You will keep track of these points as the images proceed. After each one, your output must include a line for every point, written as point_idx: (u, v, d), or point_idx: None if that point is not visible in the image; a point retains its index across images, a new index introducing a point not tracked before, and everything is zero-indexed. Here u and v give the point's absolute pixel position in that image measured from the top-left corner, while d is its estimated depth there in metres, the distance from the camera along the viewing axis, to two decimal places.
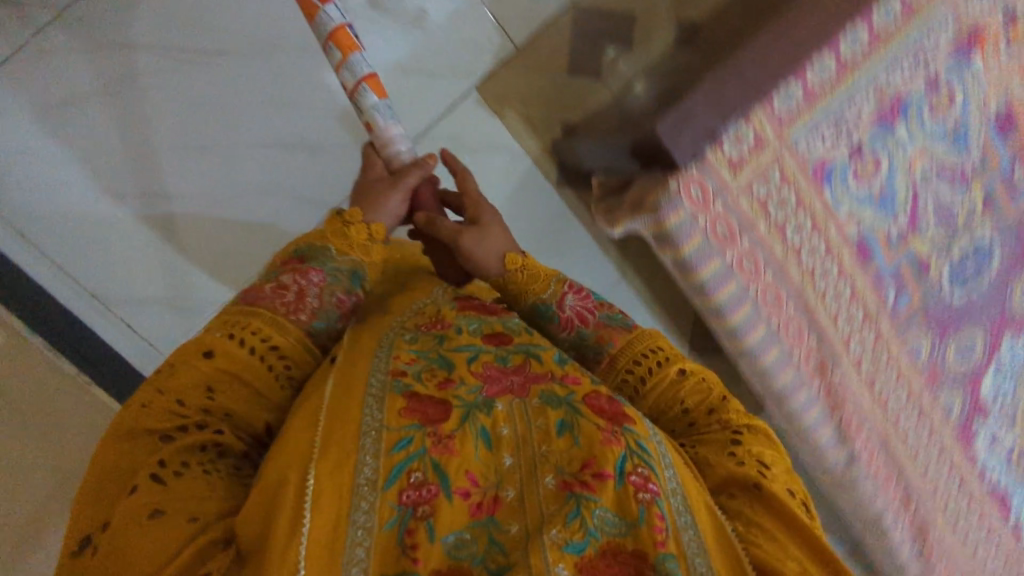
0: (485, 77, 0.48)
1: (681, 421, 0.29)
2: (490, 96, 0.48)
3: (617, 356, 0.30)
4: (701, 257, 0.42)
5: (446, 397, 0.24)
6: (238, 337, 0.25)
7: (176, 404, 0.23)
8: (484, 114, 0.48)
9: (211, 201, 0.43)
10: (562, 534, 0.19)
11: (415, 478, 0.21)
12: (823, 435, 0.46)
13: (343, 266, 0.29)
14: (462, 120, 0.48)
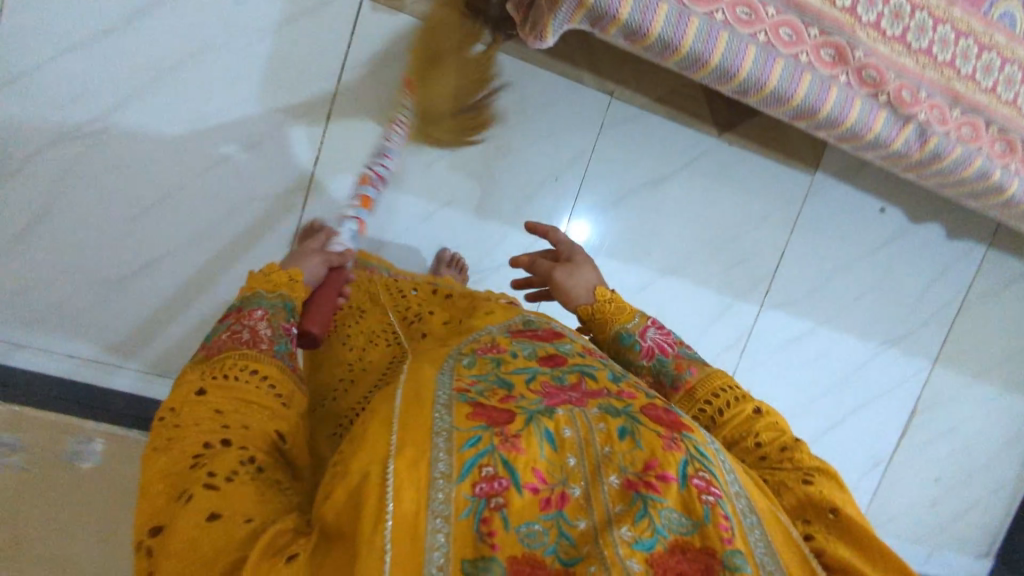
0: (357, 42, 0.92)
1: (756, 451, 0.49)
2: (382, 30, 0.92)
3: (701, 391, 0.53)
4: (687, 26, 0.69)
5: (513, 407, 0.42)
6: (226, 376, 0.44)
7: (202, 435, 0.40)
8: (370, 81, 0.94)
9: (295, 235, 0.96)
10: (634, 533, 0.36)
11: (487, 472, 0.37)
12: (876, 125, 0.81)
13: (276, 301, 0.53)
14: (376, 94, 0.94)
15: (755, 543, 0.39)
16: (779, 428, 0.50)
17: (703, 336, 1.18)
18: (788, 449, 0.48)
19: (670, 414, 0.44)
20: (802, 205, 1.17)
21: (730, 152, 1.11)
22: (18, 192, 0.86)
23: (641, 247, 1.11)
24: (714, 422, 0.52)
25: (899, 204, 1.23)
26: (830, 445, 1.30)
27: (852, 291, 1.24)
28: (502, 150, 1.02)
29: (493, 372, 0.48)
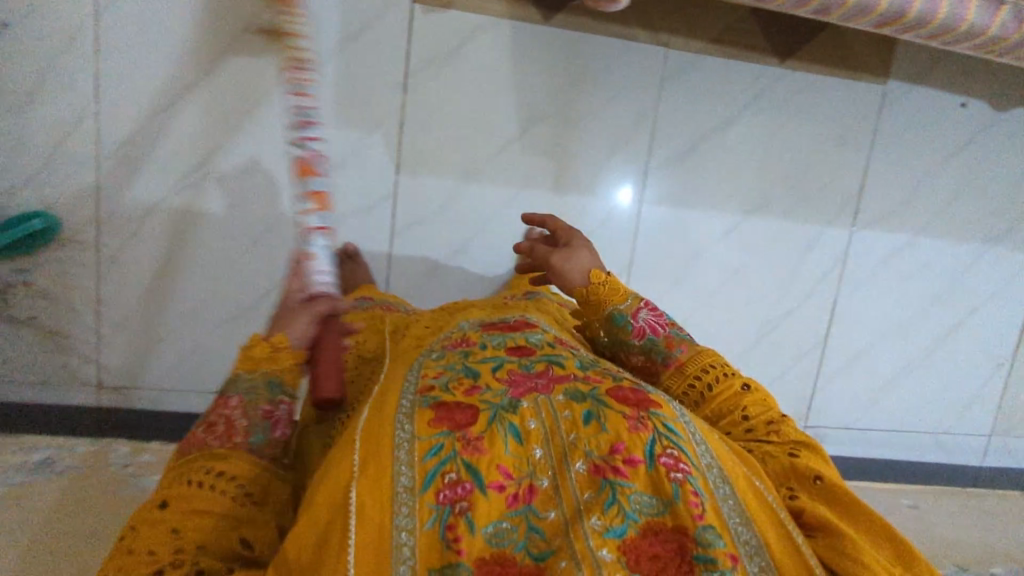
0: (413, 50, 0.93)
1: (744, 425, 0.56)
2: (433, 34, 0.93)
3: (689, 367, 0.61)
4: None
5: (474, 406, 0.50)
6: (191, 482, 0.49)
7: (158, 541, 0.47)
8: (431, 85, 0.95)
9: (386, 245, 1.01)
10: (603, 523, 0.43)
11: (449, 479, 0.45)
12: (973, 12, 0.73)
13: (258, 381, 0.55)
14: (438, 97, 0.96)
15: (729, 514, 0.44)
16: (766, 403, 0.57)
17: (798, 270, 1.13)
18: (774, 423, 0.56)
19: (638, 393, 0.50)
20: (877, 118, 1.09)
21: (796, 78, 1.05)
22: (141, 255, 0.92)
23: (717, 193, 1.07)
24: (703, 397, 0.59)
25: (980, 92, 1.12)
26: (946, 354, 1.23)
27: (944, 197, 1.15)
28: (566, 124, 1.00)
29: (460, 362, 0.56)
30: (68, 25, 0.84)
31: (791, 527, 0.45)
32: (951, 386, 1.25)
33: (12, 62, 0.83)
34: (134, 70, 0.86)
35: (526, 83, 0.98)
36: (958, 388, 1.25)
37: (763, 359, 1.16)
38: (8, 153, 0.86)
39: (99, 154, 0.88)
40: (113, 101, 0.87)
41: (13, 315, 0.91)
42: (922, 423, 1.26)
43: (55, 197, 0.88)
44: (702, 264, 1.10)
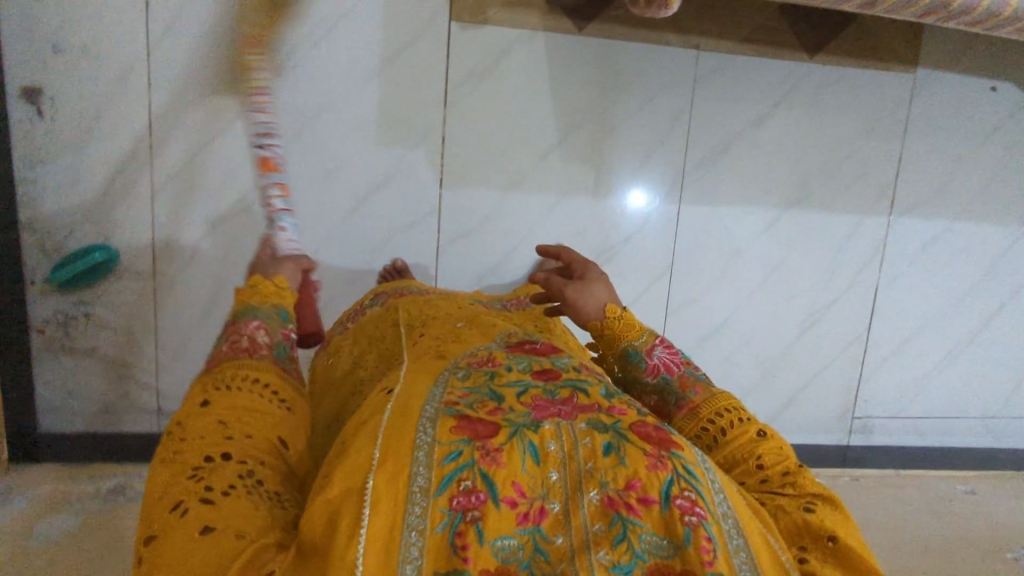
0: (451, 68, 0.95)
1: (758, 474, 0.52)
2: (470, 51, 0.95)
3: (701, 408, 0.56)
4: None
5: (497, 421, 0.45)
6: (233, 386, 0.46)
7: (205, 439, 0.43)
8: (470, 102, 0.96)
9: (431, 262, 1.01)
10: (610, 558, 0.39)
11: (465, 485, 0.41)
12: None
13: (268, 311, 0.54)
14: (477, 113, 0.97)
15: (739, 566, 0.40)
16: (782, 452, 0.52)
17: (838, 263, 1.10)
18: (790, 475, 0.51)
19: (661, 431, 0.46)
20: (908, 106, 1.06)
21: (824, 71, 1.03)
22: (193, 281, 0.95)
23: (752, 189, 1.05)
24: (717, 442, 0.54)
25: (1011, 76, 1.09)
26: (989, 342, 1.18)
27: (978, 180, 1.11)
28: (602, 130, 1.00)
29: (485, 386, 0.51)
30: (120, 64, 0.88)
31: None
32: (997, 373, 1.20)
33: (69, 103, 0.88)
34: (183, 106, 0.90)
35: (563, 93, 0.98)
36: (1004, 376, 1.20)
37: (806, 355, 1.13)
38: (68, 189, 0.90)
39: (152, 185, 0.92)
40: (163, 134, 0.91)
41: (76, 346, 0.95)
42: (970, 410, 1.21)
43: (111, 229, 0.92)
44: (742, 263, 1.08)
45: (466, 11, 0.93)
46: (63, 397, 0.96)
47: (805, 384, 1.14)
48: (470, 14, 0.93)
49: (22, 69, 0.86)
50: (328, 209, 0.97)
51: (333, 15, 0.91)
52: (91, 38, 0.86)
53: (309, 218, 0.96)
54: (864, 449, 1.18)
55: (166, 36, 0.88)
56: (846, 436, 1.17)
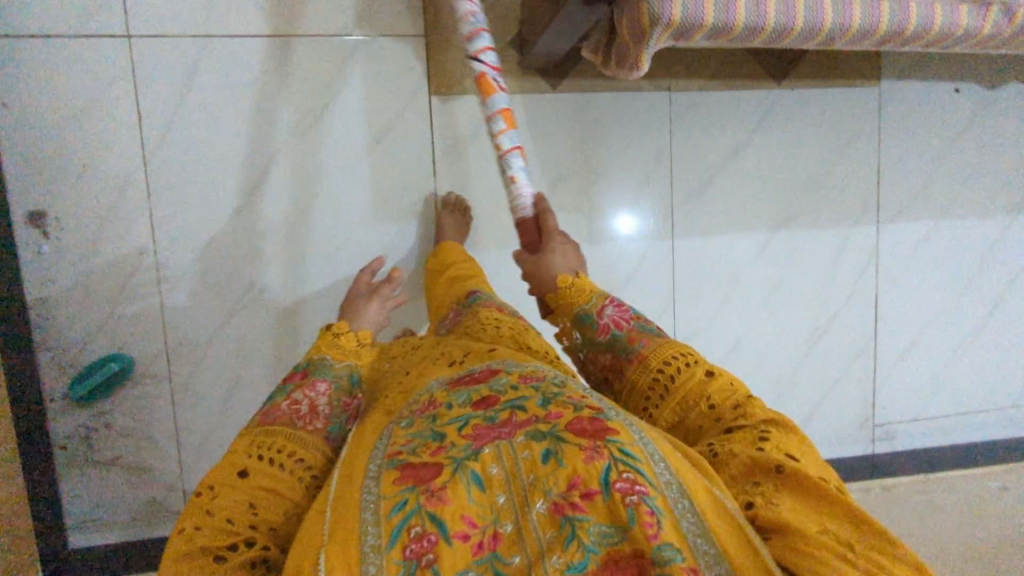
0: (436, 140, 0.98)
1: (712, 415, 0.56)
2: (452, 122, 0.98)
3: (648, 357, 0.62)
4: (758, 15, 0.64)
5: (440, 459, 0.46)
6: (268, 460, 0.53)
7: (228, 521, 0.48)
8: (458, 169, 1.00)
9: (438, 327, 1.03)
10: (563, 560, 0.39)
11: (415, 532, 0.41)
12: (993, 18, 0.69)
13: (341, 372, 0.66)
14: (466, 179, 1.00)
15: (691, 535, 0.41)
16: (730, 388, 0.57)
17: (834, 276, 1.12)
18: (740, 406, 0.55)
19: (595, 422, 0.47)
20: (878, 117, 1.09)
21: (790, 96, 1.06)
22: (210, 377, 0.97)
23: (740, 215, 1.08)
24: (666, 390, 0.60)
25: (970, 76, 1.12)
26: (994, 334, 1.19)
27: (957, 177, 1.13)
28: (587, 179, 1.03)
29: (428, 430, 0.51)
30: (119, 177, 0.91)
31: (749, 530, 0.42)
32: (1007, 362, 1.20)
33: (73, 220, 0.91)
34: (184, 211, 0.94)
35: (547, 149, 1.01)
36: (1014, 363, 1.21)
37: (818, 371, 1.14)
38: (78, 304, 0.92)
39: (160, 290, 0.94)
40: (168, 237, 0.94)
41: (99, 458, 0.96)
42: (986, 403, 1.21)
43: (124, 338, 0.94)
44: (741, 287, 1.10)
45: (444, 86, 0.97)
46: (90, 510, 0.96)
47: (824, 398, 1.14)
48: (448, 88, 0.97)
49: (26, 195, 0.89)
50: (333, 290, 0.99)
51: (318, 105, 0.95)
52: (90, 156, 0.90)
53: (316, 301, 0.99)
54: (889, 455, 1.18)
55: (162, 146, 0.92)
56: (870, 445, 1.17)
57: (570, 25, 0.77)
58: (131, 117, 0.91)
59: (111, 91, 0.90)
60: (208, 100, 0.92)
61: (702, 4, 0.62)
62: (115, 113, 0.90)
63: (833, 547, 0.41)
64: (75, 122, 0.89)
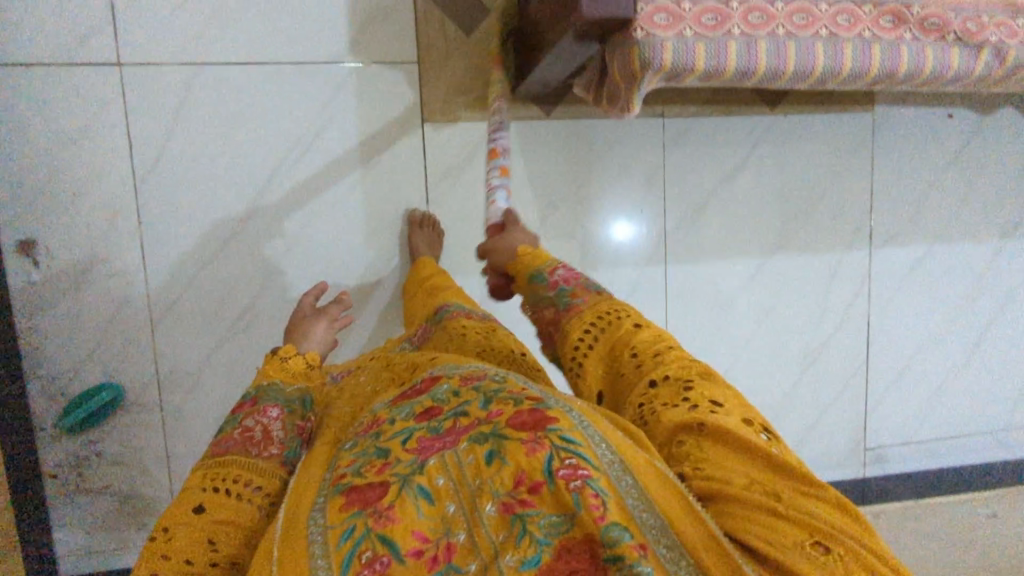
0: (429, 167, 0.98)
1: (633, 359, 0.55)
2: (445, 149, 0.98)
3: (586, 312, 0.62)
4: (751, 59, 0.64)
5: (385, 476, 0.44)
6: (222, 492, 0.53)
7: (185, 562, 0.49)
8: (450, 196, 0.99)
9: None
10: (517, 558, 0.38)
11: (366, 555, 0.39)
12: (985, 61, 0.69)
13: (292, 393, 0.65)
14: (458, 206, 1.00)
15: (640, 514, 0.39)
16: (654, 338, 0.56)
17: (827, 300, 1.12)
18: (660, 354, 0.54)
19: (536, 413, 0.44)
20: (872, 142, 1.09)
21: (784, 121, 1.06)
22: (203, 405, 0.97)
23: (733, 240, 1.08)
24: (595, 341, 0.59)
25: (964, 101, 1.12)
26: (986, 356, 1.20)
27: (950, 201, 1.13)
28: (581, 206, 1.03)
29: (371, 446, 0.49)
30: (110, 207, 0.91)
31: (689, 496, 0.40)
32: (999, 384, 1.21)
33: (64, 250, 0.90)
34: (175, 240, 0.93)
35: (539, 175, 1.01)
36: (1005, 385, 1.21)
37: (812, 395, 1.14)
38: (69, 334, 0.92)
39: (151, 318, 0.94)
40: (160, 266, 0.93)
41: (91, 486, 0.95)
42: (977, 424, 1.22)
43: (115, 366, 0.94)
44: (734, 312, 1.10)
45: (436, 113, 0.97)
46: (81, 538, 0.96)
47: (816, 422, 1.15)
48: (440, 115, 0.97)
49: (17, 225, 0.89)
50: None
51: (310, 133, 0.95)
52: (81, 185, 0.90)
53: None
54: (881, 478, 1.19)
55: (153, 175, 0.92)
56: (861, 468, 1.18)
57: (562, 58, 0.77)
58: (122, 146, 0.91)
59: (102, 121, 0.90)
60: (200, 129, 0.92)
61: (692, 50, 0.62)
62: (106, 143, 0.90)
63: (758, 503, 0.39)
64: (66, 151, 0.89)
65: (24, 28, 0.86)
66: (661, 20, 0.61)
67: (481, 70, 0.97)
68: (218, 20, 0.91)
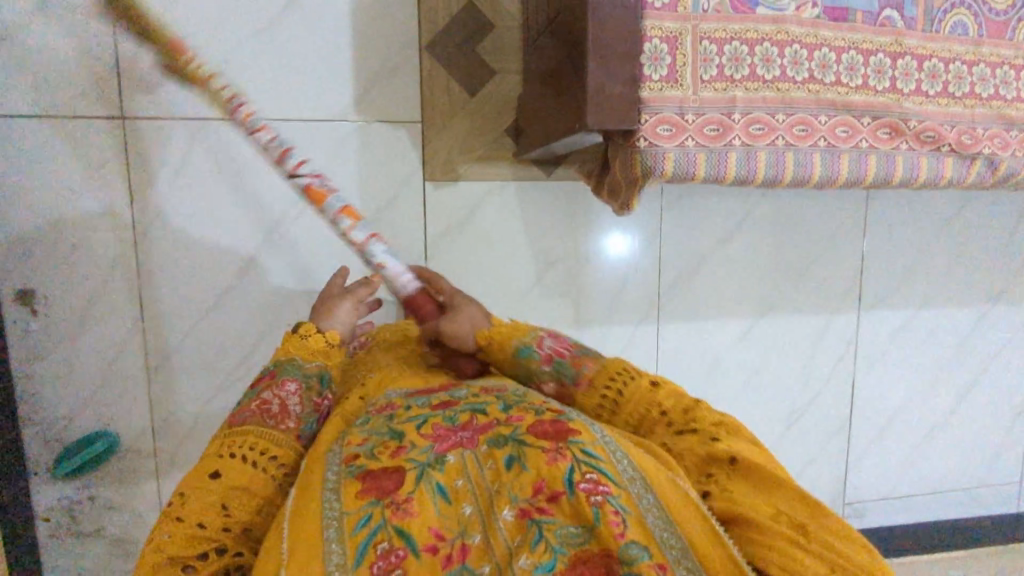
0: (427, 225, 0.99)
1: (666, 418, 0.59)
2: (443, 208, 0.99)
3: (595, 377, 0.65)
4: (750, 166, 0.65)
5: (403, 466, 0.47)
6: (238, 458, 0.54)
7: (199, 525, 0.50)
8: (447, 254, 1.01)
9: None
10: (533, 561, 0.41)
11: (383, 547, 0.42)
12: (976, 170, 0.72)
13: (311, 370, 0.65)
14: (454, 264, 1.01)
15: (654, 527, 0.43)
16: (675, 394, 0.61)
17: (814, 361, 1.14)
18: (689, 411, 0.59)
19: (558, 424, 0.49)
20: (865, 209, 1.11)
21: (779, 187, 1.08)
22: (196, 452, 0.99)
23: (725, 301, 1.09)
24: (616, 402, 0.63)
25: None
26: (964, 417, 1.22)
27: (938, 268, 1.16)
28: (576, 267, 1.04)
29: (386, 426, 0.53)
30: (108, 257, 0.92)
31: (710, 518, 0.45)
32: (975, 443, 1.24)
33: (62, 300, 0.91)
34: (173, 293, 0.94)
35: (536, 234, 1.02)
36: (981, 445, 1.24)
37: (793, 451, 1.17)
38: (64, 382, 0.92)
39: (147, 368, 0.95)
40: (156, 315, 0.94)
41: (82, 528, 0.97)
42: (953, 481, 1.25)
43: (109, 414, 0.95)
44: (723, 369, 1.12)
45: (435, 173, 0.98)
46: None
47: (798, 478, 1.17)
48: (439, 176, 0.98)
49: (15, 277, 0.89)
50: None
51: None
52: (79, 237, 0.90)
53: None
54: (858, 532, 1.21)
55: (154, 227, 0.92)
56: None
57: (565, 138, 0.79)
58: (122, 199, 0.91)
59: (103, 170, 0.90)
60: (201, 183, 0.93)
61: (693, 160, 0.64)
62: (107, 196, 0.90)
63: (789, 538, 0.43)
64: (65, 201, 0.89)
65: (28, 77, 0.86)
66: (665, 132, 0.62)
67: (483, 130, 0.98)
68: (224, 74, 0.91)
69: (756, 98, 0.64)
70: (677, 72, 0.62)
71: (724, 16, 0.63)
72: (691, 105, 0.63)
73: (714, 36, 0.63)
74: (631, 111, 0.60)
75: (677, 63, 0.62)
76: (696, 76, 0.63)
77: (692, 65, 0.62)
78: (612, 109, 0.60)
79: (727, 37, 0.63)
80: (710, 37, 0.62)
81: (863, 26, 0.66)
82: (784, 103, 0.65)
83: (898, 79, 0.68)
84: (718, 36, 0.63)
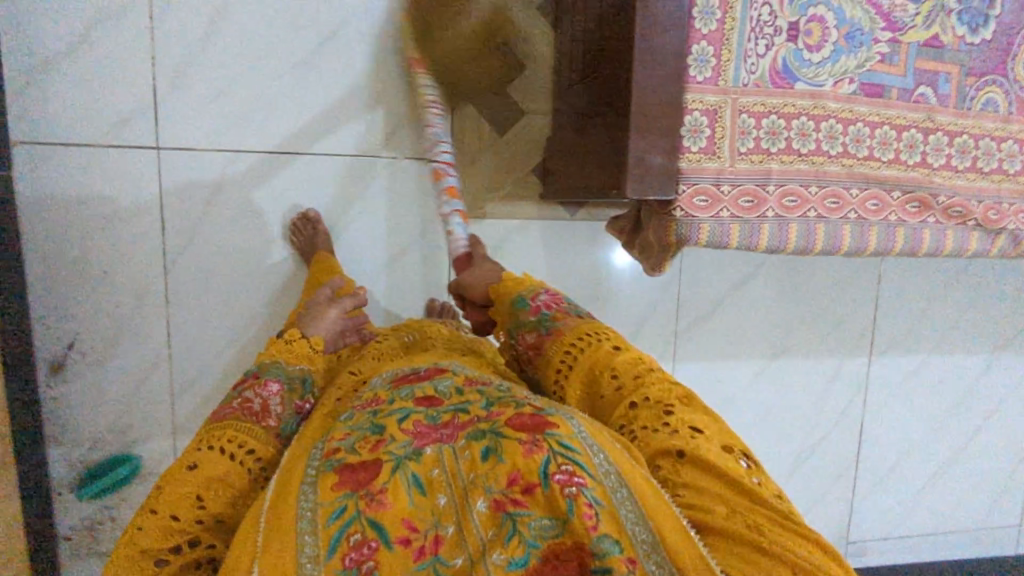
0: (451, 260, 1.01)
1: (614, 383, 0.58)
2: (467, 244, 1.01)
3: (563, 334, 0.64)
4: (782, 237, 0.67)
5: (381, 458, 0.47)
6: (216, 451, 0.55)
7: (172, 519, 0.50)
8: None
9: None
10: (505, 557, 0.41)
11: (356, 539, 0.43)
12: (997, 245, 0.74)
13: (294, 371, 0.64)
14: None
15: (627, 517, 0.42)
16: (636, 359, 0.59)
17: (824, 403, 1.16)
18: (639, 375, 0.57)
19: (535, 417, 0.47)
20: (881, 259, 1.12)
21: None
22: None
23: (739, 343, 1.11)
24: (572, 362, 0.61)
25: None
26: (968, 461, 1.24)
27: (948, 318, 1.17)
28: (595, 305, 1.06)
29: (369, 421, 0.52)
30: (138, 285, 0.93)
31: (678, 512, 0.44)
32: (977, 486, 1.26)
33: (91, 327, 0.92)
34: (200, 321, 0.96)
35: (557, 271, 1.04)
36: (983, 488, 1.26)
37: (799, 490, 1.18)
38: (90, 407, 0.94)
39: (171, 394, 0.97)
40: (182, 343, 0.96)
41: (102, 548, 0.99)
42: (954, 523, 1.26)
43: (133, 438, 0.96)
44: (733, 409, 1.13)
45: None
46: None
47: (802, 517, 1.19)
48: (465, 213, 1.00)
49: (46, 306, 0.90)
50: None
51: (339, 222, 0.98)
52: (110, 267, 0.91)
53: None
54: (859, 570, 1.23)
55: (183, 257, 0.94)
56: None
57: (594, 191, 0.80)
58: (153, 230, 0.92)
59: (135, 201, 0.91)
60: (231, 216, 0.94)
61: (728, 230, 0.65)
62: (138, 226, 0.92)
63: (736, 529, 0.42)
64: (97, 232, 0.90)
65: (66, 112, 0.87)
66: (701, 202, 0.63)
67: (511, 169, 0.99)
68: (258, 110, 0.92)
69: (791, 170, 0.66)
70: (715, 144, 0.63)
71: (764, 91, 0.64)
72: (727, 175, 0.64)
73: (752, 110, 0.64)
74: (669, 182, 0.61)
75: (717, 136, 0.63)
76: (733, 148, 0.64)
77: (731, 137, 0.63)
78: (652, 180, 0.61)
79: (765, 110, 0.64)
80: (749, 111, 0.64)
81: (897, 103, 0.67)
82: (817, 176, 0.67)
83: (929, 154, 0.69)
84: (757, 109, 0.64)
